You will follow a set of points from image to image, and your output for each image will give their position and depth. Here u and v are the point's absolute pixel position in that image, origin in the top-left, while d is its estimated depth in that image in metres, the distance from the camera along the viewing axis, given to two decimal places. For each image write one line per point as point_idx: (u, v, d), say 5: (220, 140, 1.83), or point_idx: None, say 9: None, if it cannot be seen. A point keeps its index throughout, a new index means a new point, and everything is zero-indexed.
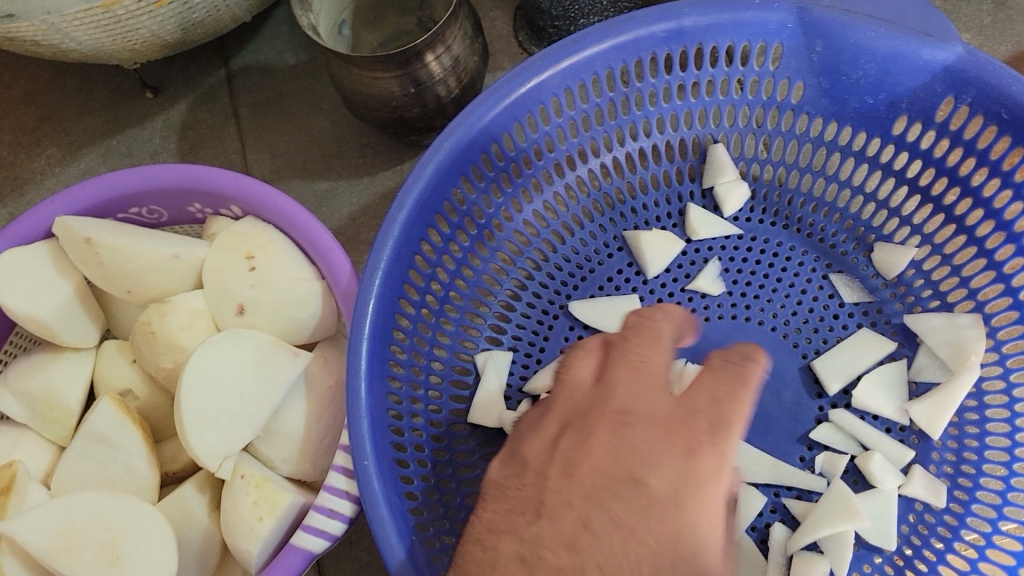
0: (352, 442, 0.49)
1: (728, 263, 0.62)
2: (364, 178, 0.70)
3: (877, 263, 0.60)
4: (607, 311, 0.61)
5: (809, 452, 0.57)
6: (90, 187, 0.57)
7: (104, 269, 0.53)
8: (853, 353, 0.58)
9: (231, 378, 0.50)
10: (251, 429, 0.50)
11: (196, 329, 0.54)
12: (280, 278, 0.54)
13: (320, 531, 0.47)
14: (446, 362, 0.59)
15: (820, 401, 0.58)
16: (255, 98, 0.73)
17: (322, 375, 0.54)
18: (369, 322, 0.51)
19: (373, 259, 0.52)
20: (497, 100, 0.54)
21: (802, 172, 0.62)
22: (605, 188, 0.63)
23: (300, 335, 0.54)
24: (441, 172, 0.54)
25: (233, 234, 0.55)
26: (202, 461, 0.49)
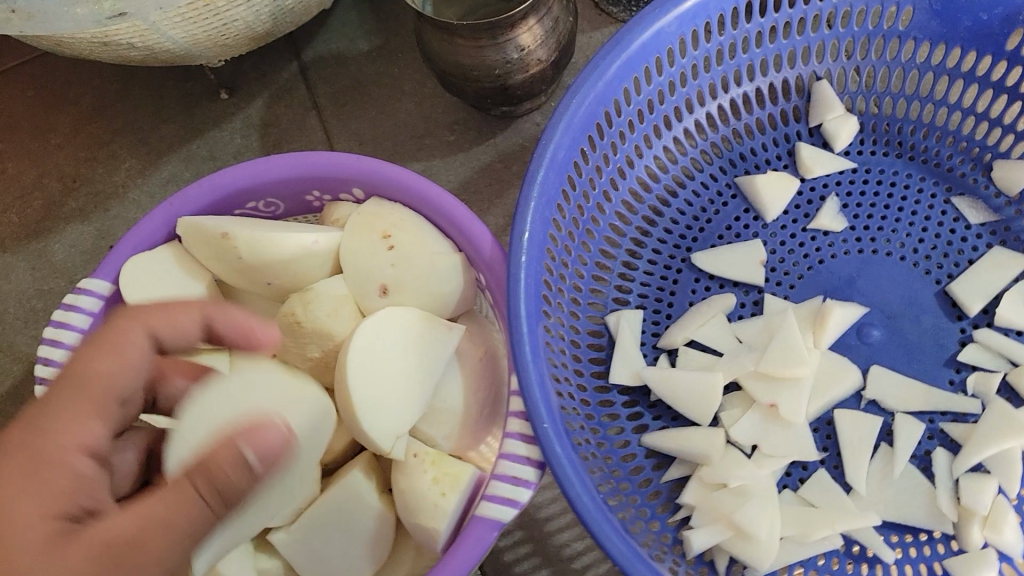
0: (527, 407, 0.48)
1: (847, 198, 0.62)
2: (458, 155, 0.69)
3: (998, 182, 0.60)
4: (731, 258, 0.60)
5: (958, 374, 0.57)
6: (208, 185, 0.56)
7: (244, 262, 0.52)
8: (989, 273, 0.58)
9: (392, 358, 0.50)
10: (418, 407, 0.50)
11: (342, 314, 0.53)
12: (419, 253, 0.53)
13: (507, 499, 0.46)
14: (581, 326, 0.59)
15: (962, 324, 0.58)
16: (333, 87, 0.72)
17: (471, 348, 0.54)
18: (524, 285, 0.50)
19: (518, 222, 0.51)
20: (618, 53, 0.54)
21: (909, 100, 0.62)
22: (711, 138, 0.63)
23: (445, 310, 0.54)
24: (573, 131, 0.54)
25: (365, 216, 0.54)
26: (376, 445, 0.48)
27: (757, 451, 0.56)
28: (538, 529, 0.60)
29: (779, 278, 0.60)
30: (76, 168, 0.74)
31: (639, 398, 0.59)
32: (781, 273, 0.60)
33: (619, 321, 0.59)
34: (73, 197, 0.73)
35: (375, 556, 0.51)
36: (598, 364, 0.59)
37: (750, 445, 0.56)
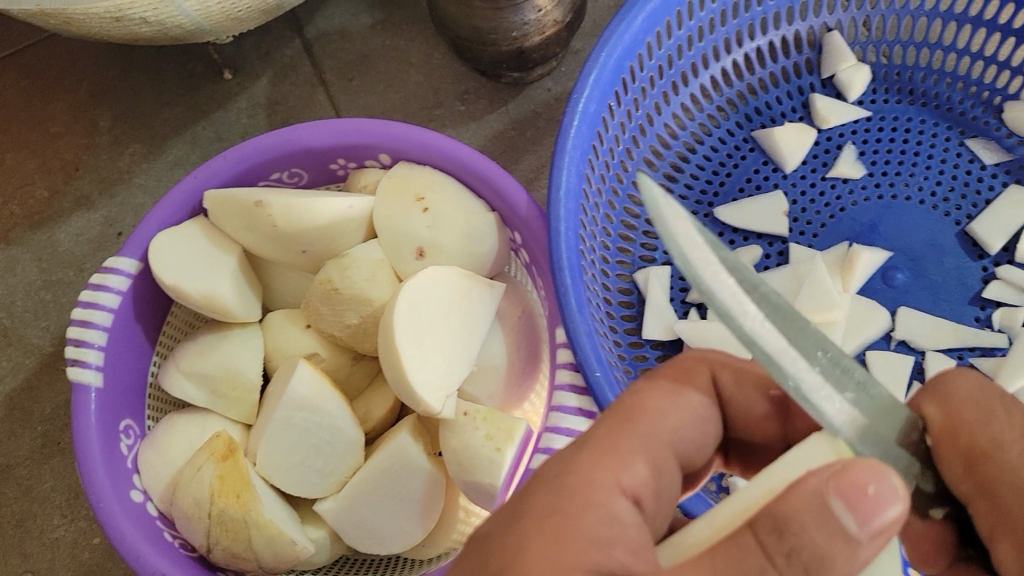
0: (577, 358, 0.48)
1: (863, 146, 0.62)
2: (471, 125, 0.69)
3: (1009, 122, 0.61)
4: (754, 211, 0.61)
5: (983, 312, 0.58)
6: (233, 157, 0.56)
7: (277, 231, 0.51)
8: (1009, 212, 0.59)
9: (438, 318, 0.49)
10: (465, 366, 0.49)
11: (379, 279, 0.52)
12: (455, 214, 0.53)
13: None
14: (612, 283, 0.59)
15: (983, 262, 0.59)
16: (339, 63, 0.72)
17: (510, 307, 0.54)
18: (564, 239, 0.50)
19: (555, 176, 0.51)
20: (642, 7, 0.55)
21: (919, 47, 0.63)
22: (727, 93, 0.63)
23: (481, 270, 0.53)
24: (602, 85, 0.53)
25: (397, 179, 0.54)
26: (427, 405, 0.48)
27: None
28: None
29: (802, 228, 0.61)
30: (78, 155, 0.72)
31: (671, 352, 0.59)
32: (805, 222, 0.61)
33: (648, 278, 0.60)
34: (76, 185, 0.71)
35: (425, 519, 0.51)
36: (631, 321, 0.60)
37: None
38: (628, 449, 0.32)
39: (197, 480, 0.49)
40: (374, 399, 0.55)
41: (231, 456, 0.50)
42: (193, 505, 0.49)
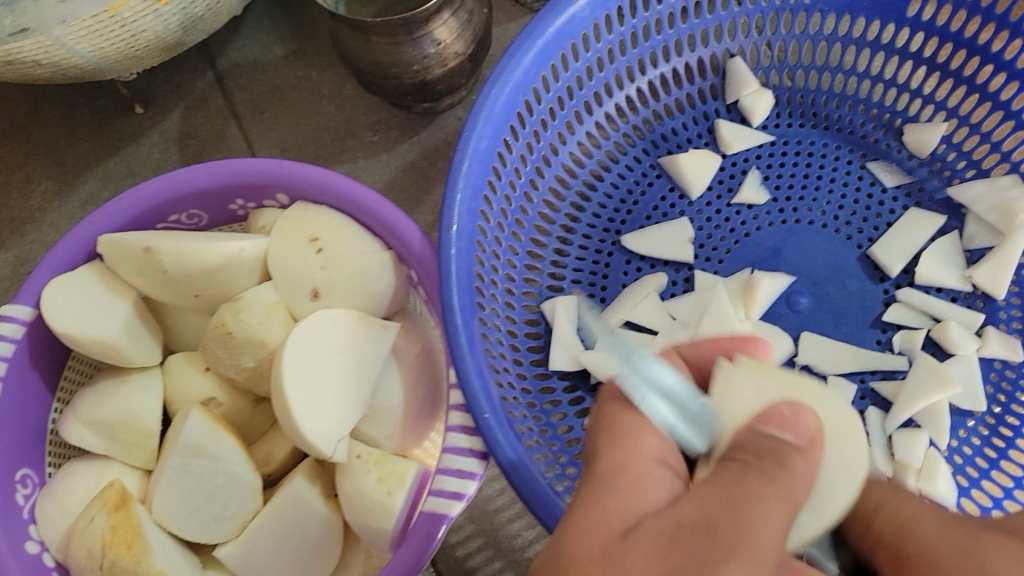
0: (467, 400, 0.48)
1: (767, 171, 0.63)
2: (383, 155, 0.69)
3: (909, 144, 0.62)
4: (659, 238, 0.61)
5: (884, 334, 0.58)
6: (128, 200, 0.55)
7: (168, 276, 0.51)
8: (906, 235, 0.60)
9: (329, 361, 0.49)
10: (358, 408, 0.49)
11: (273, 321, 0.52)
12: (349, 255, 0.53)
13: (454, 494, 0.47)
14: (518, 315, 0.59)
15: (884, 285, 0.59)
16: (251, 95, 0.72)
17: (407, 345, 0.53)
18: (455, 278, 0.50)
19: (446, 216, 0.51)
20: (533, 41, 0.54)
21: (820, 71, 0.64)
22: (632, 121, 0.64)
23: (378, 309, 0.53)
24: (494, 121, 0.53)
25: (291, 220, 0.53)
26: (318, 449, 0.47)
27: None
28: (489, 521, 0.61)
29: (708, 254, 0.61)
30: None
31: (579, 382, 0.59)
32: (710, 248, 0.61)
33: (555, 308, 0.59)
34: None
35: (323, 561, 0.51)
36: (537, 352, 0.59)
37: None
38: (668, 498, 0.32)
39: (90, 530, 0.49)
40: (274, 441, 0.54)
41: (123, 505, 0.49)
42: (86, 557, 0.48)
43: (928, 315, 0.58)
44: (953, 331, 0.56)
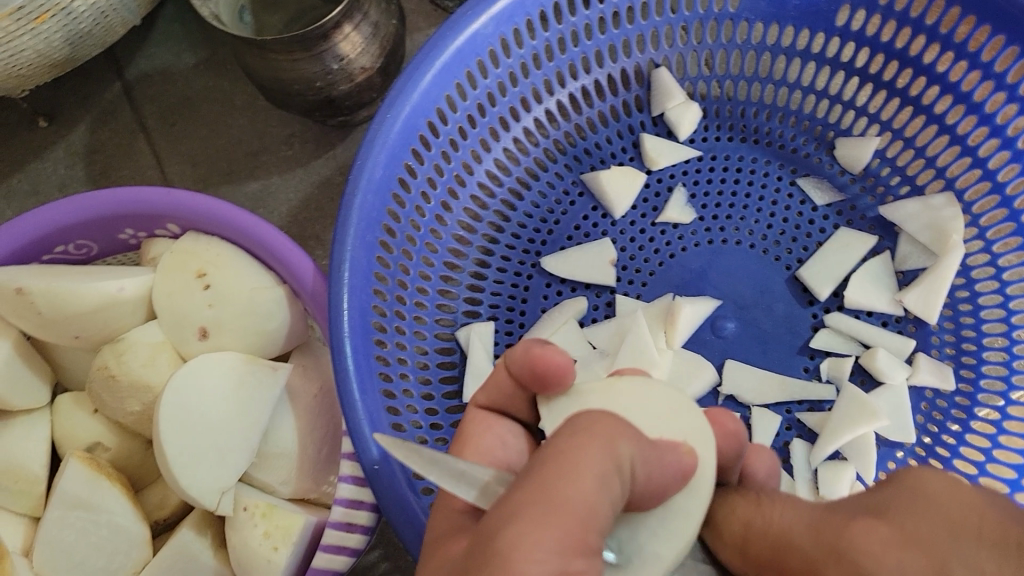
0: (357, 449, 0.46)
1: (694, 188, 0.60)
2: (297, 171, 0.65)
3: (841, 159, 0.59)
4: (579, 261, 0.59)
5: (812, 361, 0.56)
6: (7, 232, 0.52)
7: (44, 317, 0.48)
8: (837, 255, 0.57)
9: (213, 408, 0.46)
10: (244, 457, 0.47)
11: (158, 362, 0.50)
12: (239, 290, 0.50)
13: (340, 548, 0.45)
14: (429, 346, 0.56)
15: (813, 308, 0.57)
16: (161, 106, 0.68)
17: (305, 385, 0.51)
18: (347, 318, 0.48)
19: (337, 252, 0.48)
20: (432, 62, 0.51)
21: (750, 81, 0.61)
22: (553, 135, 0.61)
23: (272, 348, 0.51)
24: (389, 149, 0.51)
25: (180, 253, 0.51)
26: (198, 502, 0.45)
27: None
28: (403, 560, 0.59)
29: (631, 275, 0.59)
30: None
31: None
32: (634, 270, 0.59)
33: (469, 336, 0.56)
34: None
35: None
36: (452, 383, 0.56)
37: None
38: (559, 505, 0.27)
39: None
40: (168, 485, 0.52)
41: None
42: None
43: (858, 340, 0.56)
44: (882, 358, 0.54)
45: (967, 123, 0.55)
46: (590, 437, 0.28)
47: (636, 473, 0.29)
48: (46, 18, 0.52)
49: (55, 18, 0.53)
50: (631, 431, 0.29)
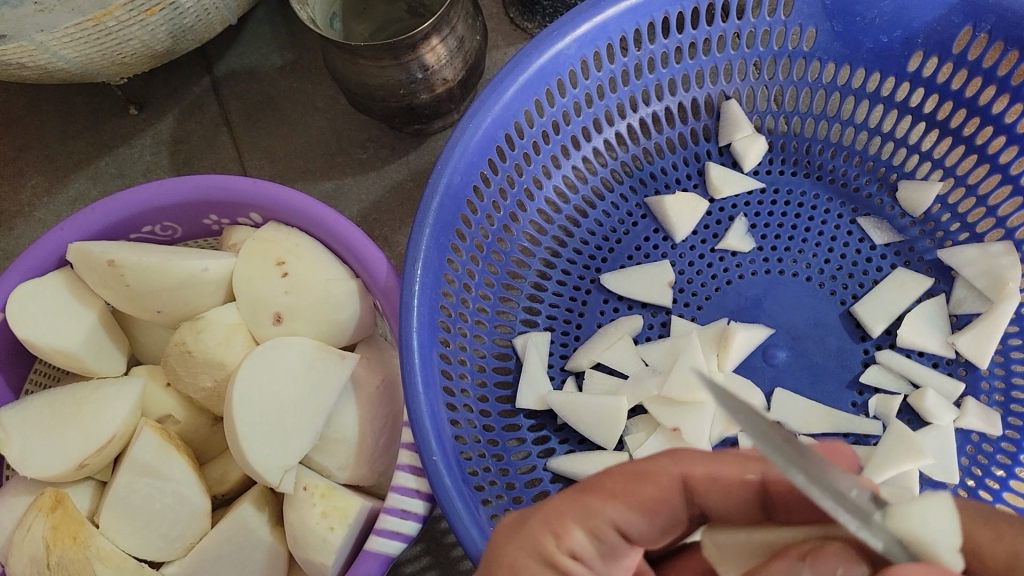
0: (417, 440, 0.48)
1: (755, 219, 0.62)
2: (370, 174, 0.68)
3: (903, 202, 0.60)
4: (639, 279, 0.60)
5: (860, 397, 0.57)
6: (101, 209, 0.55)
7: (131, 289, 0.51)
8: (893, 293, 0.58)
9: (281, 389, 0.49)
10: (308, 438, 0.49)
11: (233, 343, 0.52)
12: (315, 280, 0.52)
13: (394, 533, 0.46)
14: (486, 350, 0.58)
15: (865, 344, 0.58)
16: (245, 103, 0.71)
17: (369, 376, 0.53)
18: (416, 314, 0.50)
19: (412, 251, 0.51)
20: (514, 77, 0.53)
21: (818, 120, 0.62)
22: (621, 157, 0.63)
23: (341, 337, 0.53)
24: (468, 156, 0.53)
25: (260, 242, 0.53)
26: (262, 478, 0.47)
27: None
28: (445, 555, 0.59)
29: (687, 299, 0.60)
30: None
31: (546, 422, 0.58)
32: (690, 293, 0.60)
33: (527, 344, 0.58)
34: None
35: None
36: (505, 388, 0.58)
37: None
38: (606, 492, 0.35)
39: (29, 538, 0.48)
40: (229, 461, 0.54)
41: (59, 506, 0.49)
42: (29, 564, 0.48)
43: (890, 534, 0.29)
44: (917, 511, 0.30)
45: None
46: (628, 488, 0.35)
47: (643, 498, 0.35)
48: (154, 12, 0.56)
49: (163, 13, 0.56)
50: (575, 510, 0.35)
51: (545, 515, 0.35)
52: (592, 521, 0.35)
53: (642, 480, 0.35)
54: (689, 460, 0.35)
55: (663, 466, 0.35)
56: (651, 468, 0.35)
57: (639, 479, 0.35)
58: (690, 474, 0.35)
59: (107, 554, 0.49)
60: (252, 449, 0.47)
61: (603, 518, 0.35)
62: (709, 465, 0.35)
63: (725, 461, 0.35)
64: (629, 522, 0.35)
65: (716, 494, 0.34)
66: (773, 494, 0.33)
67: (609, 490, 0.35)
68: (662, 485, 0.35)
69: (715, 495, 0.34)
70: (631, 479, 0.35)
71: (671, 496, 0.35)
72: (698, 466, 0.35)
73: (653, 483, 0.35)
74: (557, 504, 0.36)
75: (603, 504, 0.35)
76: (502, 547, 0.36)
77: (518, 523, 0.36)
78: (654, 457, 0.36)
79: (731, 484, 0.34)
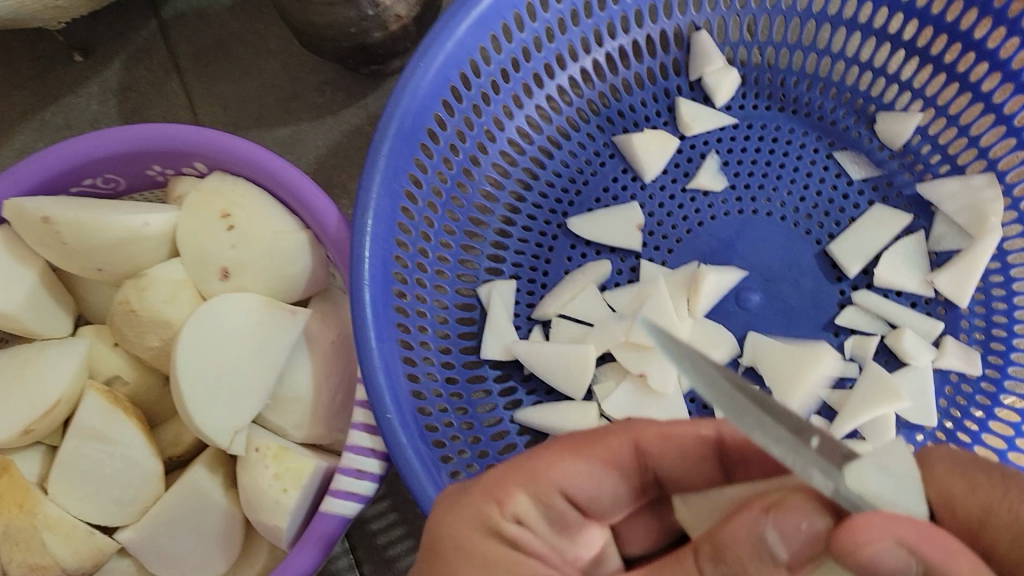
0: (370, 397, 0.46)
1: (727, 156, 0.59)
2: (327, 119, 0.65)
3: (881, 134, 0.58)
4: (607, 223, 0.58)
5: (836, 339, 0.55)
6: (36, 163, 0.52)
7: (69, 247, 0.49)
8: (870, 231, 0.56)
9: (227, 347, 0.47)
10: (259, 398, 0.47)
11: (179, 301, 0.50)
12: (262, 233, 0.50)
13: (350, 494, 0.45)
14: (449, 301, 0.56)
15: (841, 285, 0.56)
16: (195, 46, 0.68)
17: (323, 331, 0.51)
18: (368, 266, 0.47)
19: (362, 199, 0.48)
20: (466, 13, 0.50)
21: (792, 50, 0.59)
22: (587, 94, 0.60)
23: (290, 292, 0.51)
24: (420, 98, 0.50)
25: (204, 193, 0.51)
26: (211, 441, 0.46)
27: None
28: (412, 510, 0.58)
29: (657, 242, 0.58)
30: None
31: (512, 372, 0.56)
32: (660, 236, 0.58)
33: (491, 293, 0.56)
34: None
35: (225, 551, 0.50)
36: (470, 339, 0.56)
37: (623, 418, 0.54)
38: (570, 453, 0.37)
39: None
40: (183, 422, 0.52)
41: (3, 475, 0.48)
42: None
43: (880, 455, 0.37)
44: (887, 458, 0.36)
45: (1013, 102, 0.54)
46: (586, 448, 0.37)
47: (603, 462, 0.37)
48: None
49: None
50: (526, 472, 0.36)
51: (507, 474, 0.36)
52: (542, 482, 0.35)
53: (601, 440, 0.37)
54: (655, 432, 0.38)
55: (614, 434, 0.38)
56: (602, 434, 0.38)
57: (588, 444, 0.37)
58: (655, 438, 0.38)
59: (56, 522, 0.47)
60: (200, 411, 0.45)
61: (549, 481, 0.36)
62: (660, 427, 0.38)
63: (675, 424, 0.39)
64: (577, 490, 0.36)
65: (669, 454, 0.38)
66: (728, 448, 0.38)
67: (566, 450, 0.37)
68: (617, 445, 0.37)
69: (668, 451, 0.38)
70: (578, 444, 0.37)
71: (622, 454, 0.38)
72: (649, 429, 0.38)
73: (604, 443, 0.37)
74: (510, 469, 0.36)
75: (563, 461, 0.36)
76: (445, 518, 0.35)
77: (459, 493, 0.36)
78: (602, 428, 0.39)
79: (686, 440, 0.38)
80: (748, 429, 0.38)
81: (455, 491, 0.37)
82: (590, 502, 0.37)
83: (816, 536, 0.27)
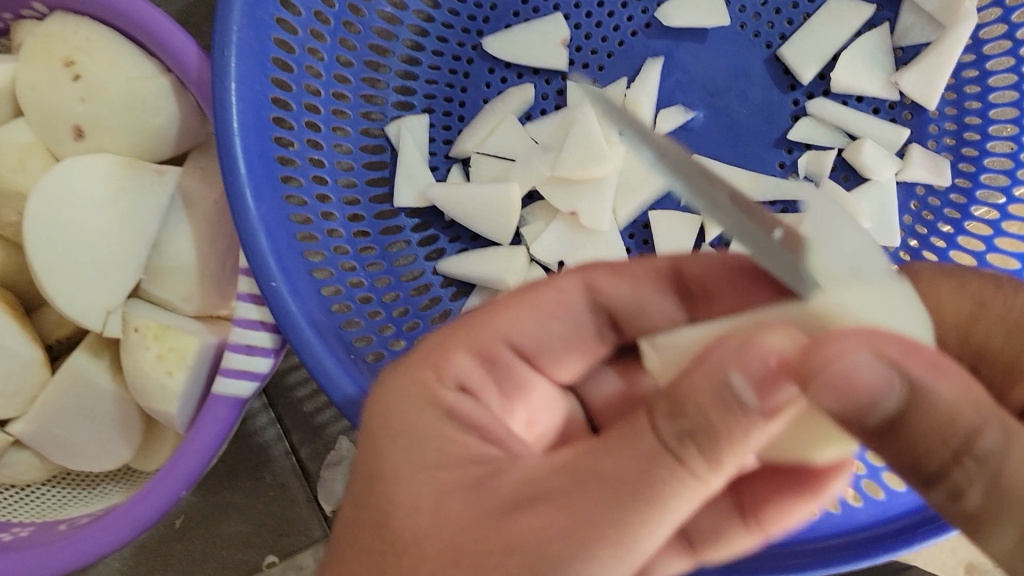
0: (252, 263, 0.40)
1: None
2: None
3: None
4: (527, 43, 0.50)
5: (789, 156, 0.49)
6: None
7: None
8: (827, 30, 0.48)
9: (85, 217, 0.41)
10: (132, 272, 0.42)
11: (32, 167, 0.43)
12: (112, 81, 0.42)
13: (242, 373, 0.41)
14: (353, 144, 0.49)
15: (794, 95, 0.49)
16: None
17: (204, 192, 0.44)
18: (236, 111, 0.41)
19: (221, 31, 0.41)
20: None
21: None
22: None
23: (162, 146, 0.44)
24: None
25: (43, 38, 0.43)
26: (82, 323, 0.41)
27: (563, 268, 0.49)
28: None
29: (585, 60, 0.51)
30: None
31: (432, 220, 0.51)
32: (588, 52, 0.51)
33: (400, 131, 0.50)
34: None
35: (126, 438, 0.46)
36: (381, 186, 0.50)
37: (555, 262, 0.49)
38: (516, 300, 0.32)
39: None
40: None
41: None
42: None
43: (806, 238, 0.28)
44: (813, 219, 0.28)
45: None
46: (533, 295, 0.33)
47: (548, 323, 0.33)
48: None
49: None
50: (472, 334, 0.31)
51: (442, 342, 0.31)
52: (492, 345, 0.31)
53: (547, 284, 0.33)
54: (611, 270, 0.35)
55: (557, 279, 0.34)
56: (549, 279, 0.34)
57: (533, 289, 0.33)
58: (609, 275, 0.34)
59: None
60: (61, 290, 0.40)
61: (498, 333, 0.32)
62: (611, 266, 0.35)
63: (626, 262, 0.35)
64: (526, 339, 0.33)
65: (622, 291, 0.34)
66: (686, 274, 0.35)
67: (525, 305, 0.32)
68: (567, 294, 0.34)
69: (622, 288, 0.34)
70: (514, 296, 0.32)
71: (573, 295, 0.34)
72: (598, 267, 0.34)
73: (551, 286, 0.33)
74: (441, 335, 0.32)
75: (512, 314, 0.32)
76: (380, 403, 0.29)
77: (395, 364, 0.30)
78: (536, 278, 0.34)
79: (639, 276, 0.35)
80: (711, 257, 0.35)
81: (388, 367, 0.31)
82: (547, 355, 0.34)
83: (788, 364, 0.23)
